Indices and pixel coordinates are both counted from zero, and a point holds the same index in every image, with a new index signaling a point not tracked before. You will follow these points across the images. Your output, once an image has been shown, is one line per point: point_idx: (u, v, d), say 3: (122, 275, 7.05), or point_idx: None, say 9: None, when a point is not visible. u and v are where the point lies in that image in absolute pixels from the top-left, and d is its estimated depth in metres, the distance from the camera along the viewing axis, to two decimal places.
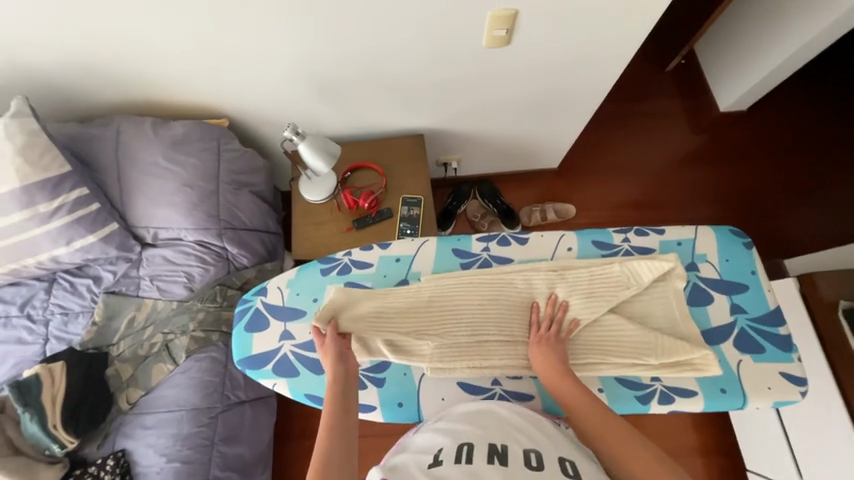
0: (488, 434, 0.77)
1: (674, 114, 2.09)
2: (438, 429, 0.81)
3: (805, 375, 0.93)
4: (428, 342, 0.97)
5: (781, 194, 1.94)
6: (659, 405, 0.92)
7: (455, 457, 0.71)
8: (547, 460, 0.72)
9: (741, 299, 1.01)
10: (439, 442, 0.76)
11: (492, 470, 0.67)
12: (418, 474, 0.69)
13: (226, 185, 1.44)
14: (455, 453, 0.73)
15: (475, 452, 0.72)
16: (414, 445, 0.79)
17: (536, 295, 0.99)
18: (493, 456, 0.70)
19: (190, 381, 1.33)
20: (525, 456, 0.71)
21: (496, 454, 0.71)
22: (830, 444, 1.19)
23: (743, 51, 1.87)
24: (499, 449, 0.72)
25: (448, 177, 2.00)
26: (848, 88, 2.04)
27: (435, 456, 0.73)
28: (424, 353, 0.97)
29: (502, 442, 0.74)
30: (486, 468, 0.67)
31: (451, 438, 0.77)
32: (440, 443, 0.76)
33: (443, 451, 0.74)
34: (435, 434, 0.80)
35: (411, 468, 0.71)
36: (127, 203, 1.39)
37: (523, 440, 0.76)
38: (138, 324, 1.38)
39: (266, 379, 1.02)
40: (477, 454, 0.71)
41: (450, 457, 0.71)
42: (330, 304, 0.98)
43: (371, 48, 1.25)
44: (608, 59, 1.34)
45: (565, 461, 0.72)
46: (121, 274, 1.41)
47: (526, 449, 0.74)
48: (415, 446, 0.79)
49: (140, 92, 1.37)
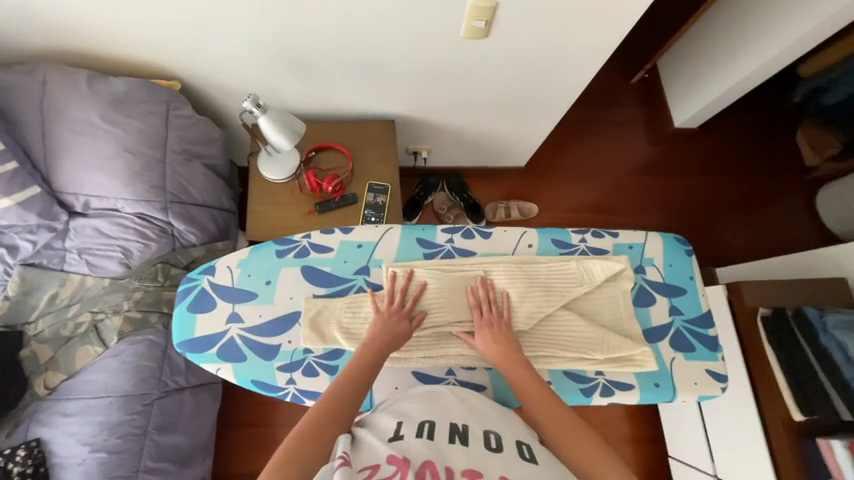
0: (452, 414, 0.77)
1: (634, 125, 2.21)
2: (402, 405, 0.81)
3: (727, 373, 1.02)
4: None
5: (719, 208, 2.13)
6: (600, 397, 0.98)
7: (416, 433, 0.71)
8: (505, 443, 0.71)
9: (679, 301, 1.09)
10: (402, 418, 0.76)
11: (453, 450, 0.66)
12: (379, 446, 0.67)
13: (175, 153, 1.31)
14: (416, 429, 0.72)
15: (437, 429, 0.72)
16: (374, 423, 0.76)
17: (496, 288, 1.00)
18: (455, 436, 0.70)
19: (122, 365, 1.21)
20: (485, 437, 0.71)
21: (458, 434, 0.71)
22: (741, 431, 1.35)
23: (699, 72, 2.01)
24: (460, 429, 0.72)
25: (418, 167, 1.98)
26: (782, 116, 2.26)
27: (395, 431, 0.72)
28: None
29: (463, 422, 0.75)
30: (448, 447, 0.67)
31: (413, 415, 0.77)
32: (402, 418, 0.76)
33: (404, 426, 0.73)
34: (397, 412, 0.79)
35: (369, 443, 0.69)
36: (52, 165, 1.23)
37: (484, 421, 0.77)
38: (62, 301, 1.24)
39: (209, 363, 0.95)
40: (438, 431, 0.71)
41: (411, 432, 0.71)
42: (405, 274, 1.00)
43: (346, 22, 1.18)
44: (579, 64, 1.38)
45: (522, 444, 0.72)
46: (43, 245, 1.25)
47: (487, 430, 0.74)
48: (375, 422, 0.77)
49: (71, 39, 1.20)
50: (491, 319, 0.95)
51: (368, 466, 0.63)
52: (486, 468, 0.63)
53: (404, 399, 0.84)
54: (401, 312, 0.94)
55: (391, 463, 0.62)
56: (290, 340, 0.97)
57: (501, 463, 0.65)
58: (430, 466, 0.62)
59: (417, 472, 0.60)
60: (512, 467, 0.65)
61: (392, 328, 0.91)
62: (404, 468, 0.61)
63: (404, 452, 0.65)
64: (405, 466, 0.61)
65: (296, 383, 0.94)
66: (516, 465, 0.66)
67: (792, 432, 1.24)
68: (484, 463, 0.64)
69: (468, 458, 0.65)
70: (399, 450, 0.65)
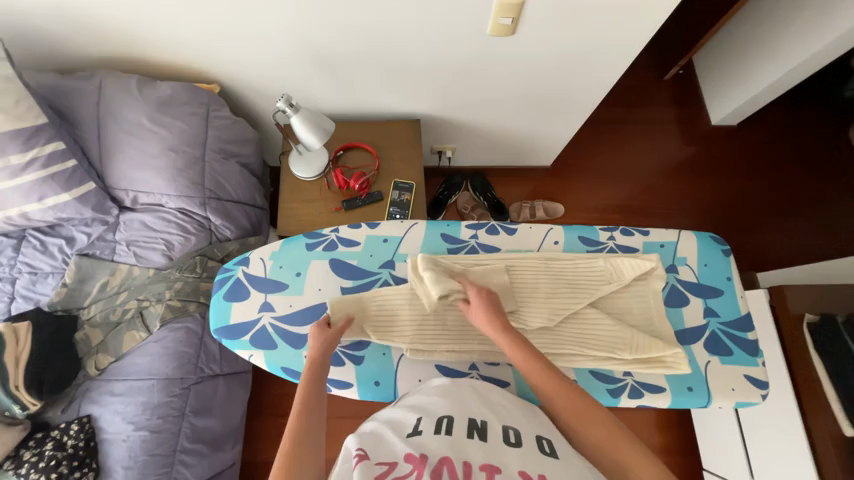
0: (470, 409, 0.77)
1: (667, 123, 2.12)
2: (421, 400, 0.81)
3: (768, 380, 0.97)
4: (411, 326, 0.98)
5: (762, 209, 2.01)
6: (628, 399, 0.95)
7: (434, 428, 0.71)
8: (524, 438, 0.70)
9: (715, 303, 1.04)
10: (421, 413, 0.76)
11: (473, 445, 0.66)
12: (397, 443, 0.68)
13: (214, 152, 1.39)
14: (434, 425, 0.72)
15: (455, 424, 0.72)
16: (390, 415, 0.77)
17: (520, 283, 1.00)
18: (473, 431, 0.70)
19: (163, 350, 1.29)
20: (504, 432, 0.70)
21: (476, 429, 0.70)
22: (785, 445, 1.27)
23: (740, 66, 1.91)
24: (478, 425, 0.72)
25: (442, 167, 1.99)
26: (833, 112, 2.11)
27: (414, 426, 0.72)
28: (405, 335, 0.98)
29: (482, 418, 0.74)
30: (467, 443, 0.67)
31: (432, 409, 0.77)
32: (422, 413, 0.76)
33: (423, 421, 0.73)
34: (417, 406, 0.79)
35: (387, 440, 0.69)
36: (106, 163, 1.33)
37: (503, 417, 0.76)
38: (112, 289, 1.33)
39: (242, 350, 1.00)
40: (456, 427, 0.71)
41: (429, 428, 0.71)
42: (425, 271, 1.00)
43: (374, 24, 1.21)
44: (609, 61, 1.35)
45: (542, 439, 0.71)
46: (96, 237, 1.36)
47: (505, 426, 0.73)
48: (392, 416, 0.77)
49: (124, 47, 1.30)
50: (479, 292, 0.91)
51: (386, 462, 0.63)
52: (505, 466, 0.63)
53: (426, 391, 0.85)
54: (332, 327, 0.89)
55: (409, 462, 0.63)
56: None
57: (520, 460, 0.65)
58: (447, 463, 0.62)
59: (434, 469, 0.61)
60: (531, 463, 0.64)
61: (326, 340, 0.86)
62: (421, 466, 0.61)
63: (421, 449, 0.65)
64: (421, 465, 0.61)
65: None
66: (536, 463, 0.64)
67: (843, 448, 1.15)
68: (503, 458, 0.64)
69: (486, 453, 0.65)
70: (416, 447, 0.65)
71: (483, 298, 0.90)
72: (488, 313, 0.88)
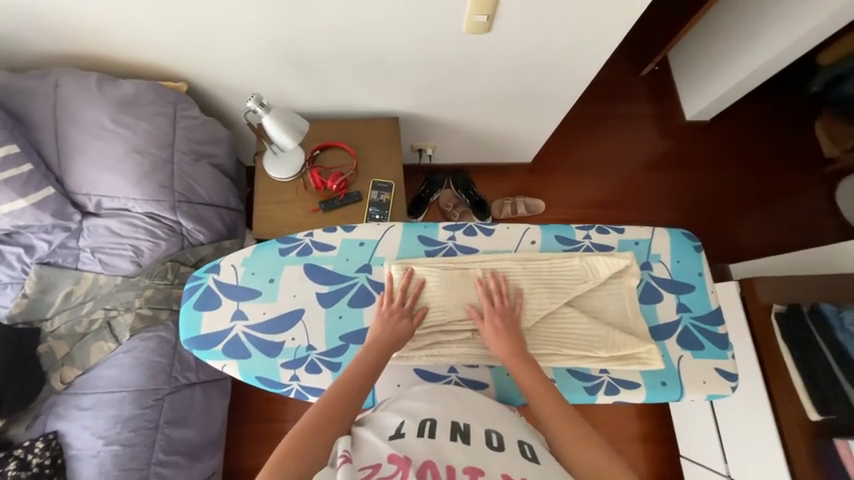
0: (452, 413, 0.76)
1: (644, 119, 2.16)
2: (405, 404, 0.80)
3: (737, 372, 0.98)
4: None
5: (736, 203, 2.08)
6: (605, 396, 0.96)
7: (417, 431, 0.70)
8: (506, 441, 0.71)
9: (687, 299, 1.05)
10: (404, 416, 0.75)
11: (454, 449, 0.65)
12: (380, 444, 0.66)
13: (183, 154, 1.34)
14: (417, 428, 0.71)
15: (438, 428, 0.71)
16: (373, 420, 0.76)
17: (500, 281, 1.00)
18: (456, 434, 0.69)
19: (135, 361, 1.25)
20: (487, 435, 0.70)
21: (459, 432, 0.70)
22: (756, 430, 1.33)
23: (713, 63, 1.95)
24: (462, 428, 0.71)
25: (423, 165, 1.98)
26: (799, 107, 2.19)
27: (396, 429, 0.71)
28: None
29: (465, 421, 0.74)
30: (449, 446, 0.66)
31: (414, 413, 0.76)
32: (405, 416, 0.75)
33: (405, 425, 0.72)
34: (400, 409, 0.78)
35: (371, 442, 0.67)
36: (65, 166, 1.26)
37: (485, 421, 0.76)
38: (76, 299, 1.27)
39: (215, 360, 0.95)
40: (439, 430, 0.70)
41: (412, 431, 0.70)
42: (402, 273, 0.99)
43: (346, 20, 1.18)
44: (585, 58, 1.36)
45: (524, 443, 0.71)
46: (58, 244, 1.29)
47: (488, 429, 0.73)
48: (375, 421, 0.76)
49: (81, 43, 1.23)
50: (502, 312, 0.94)
51: (369, 465, 0.62)
52: (487, 466, 0.63)
53: (408, 398, 0.83)
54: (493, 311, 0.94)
55: (393, 462, 0.61)
56: (294, 338, 0.96)
57: (502, 463, 0.64)
58: (431, 465, 0.61)
59: (417, 470, 0.60)
60: (513, 466, 0.64)
61: (397, 326, 0.91)
62: (406, 467, 0.60)
63: (406, 451, 0.64)
64: (407, 465, 0.60)
65: (299, 380, 0.93)
66: (517, 465, 0.65)
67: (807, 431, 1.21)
68: (486, 461, 0.64)
69: (469, 456, 0.64)
70: (400, 449, 0.64)
71: (504, 323, 0.93)
72: (502, 336, 0.91)
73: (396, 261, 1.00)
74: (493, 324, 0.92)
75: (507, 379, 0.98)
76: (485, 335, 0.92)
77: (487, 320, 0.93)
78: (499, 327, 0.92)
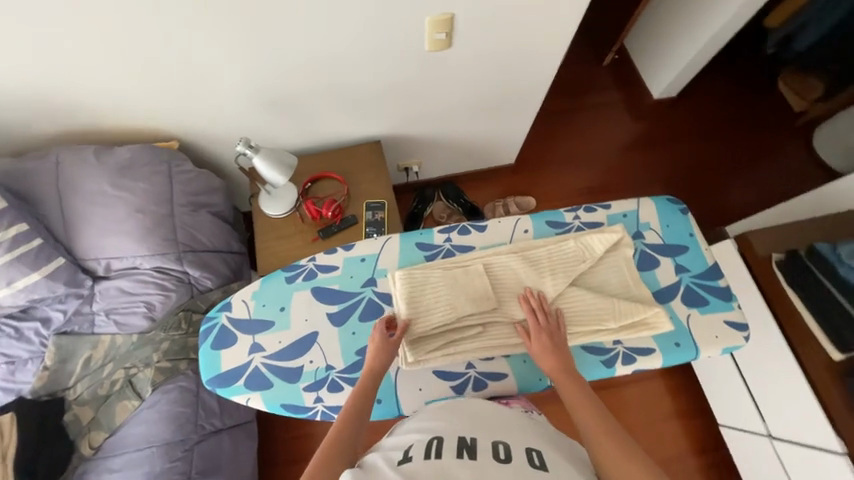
0: (459, 429, 0.77)
1: (614, 104, 2.26)
2: (414, 426, 0.81)
3: (746, 321, 1.00)
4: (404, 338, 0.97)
5: (718, 168, 2.14)
6: (623, 367, 0.97)
7: (424, 453, 0.70)
8: (514, 452, 0.72)
9: (684, 260, 1.08)
10: (413, 439, 0.76)
11: (461, 466, 0.66)
12: (387, 472, 0.67)
13: (182, 206, 1.40)
14: (425, 449, 0.72)
15: (445, 446, 0.72)
16: (384, 445, 0.78)
17: (522, 277, 1.03)
18: (463, 450, 0.70)
19: (159, 415, 1.25)
20: (494, 448, 0.71)
21: (466, 448, 0.71)
22: (785, 381, 1.33)
23: (668, 41, 2.06)
24: (469, 443, 0.73)
25: (412, 182, 2.04)
26: (757, 68, 2.30)
27: (404, 453, 0.72)
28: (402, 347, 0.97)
29: (472, 436, 0.75)
30: (455, 464, 0.66)
31: (423, 433, 0.77)
32: (412, 440, 0.76)
33: (413, 448, 0.73)
34: (409, 433, 0.79)
35: (380, 469, 0.69)
36: (73, 236, 1.31)
37: (493, 432, 0.77)
38: (96, 363, 1.30)
39: (239, 396, 0.96)
40: (446, 448, 0.71)
41: (419, 453, 0.70)
42: (407, 283, 1.00)
43: (318, 57, 1.27)
44: (543, 55, 1.47)
45: (532, 451, 0.72)
46: (73, 312, 1.32)
47: (495, 441, 0.74)
48: (387, 446, 0.78)
49: (77, 118, 1.32)
50: (549, 328, 0.94)
51: None
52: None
53: (418, 419, 0.84)
54: (543, 328, 0.94)
55: None
56: (311, 361, 0.97)
57: (509, 474, 0.65)
58: None
59: None
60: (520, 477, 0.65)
61: (380, 349, 0.90)
62: None
63: (411, 476, 0.65)
64: None
65: (323, 400, 0.94)
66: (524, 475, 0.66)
67: (834, 374, 1.24)
68: (492, 474, 0.65)
69: (475, 473, 0.65)
70: (406, 474, 0.65)
71: (552, 338, 0.92)
72: (550, 349, 0.90)
73: (400, 271, 1.02)
74: (541, 341, 0.92)
75: (524, 366, 1.00)
76: (533, 351, 0.93)
77: (534, 339, 0.93)
78: (548, 344, 0.91)
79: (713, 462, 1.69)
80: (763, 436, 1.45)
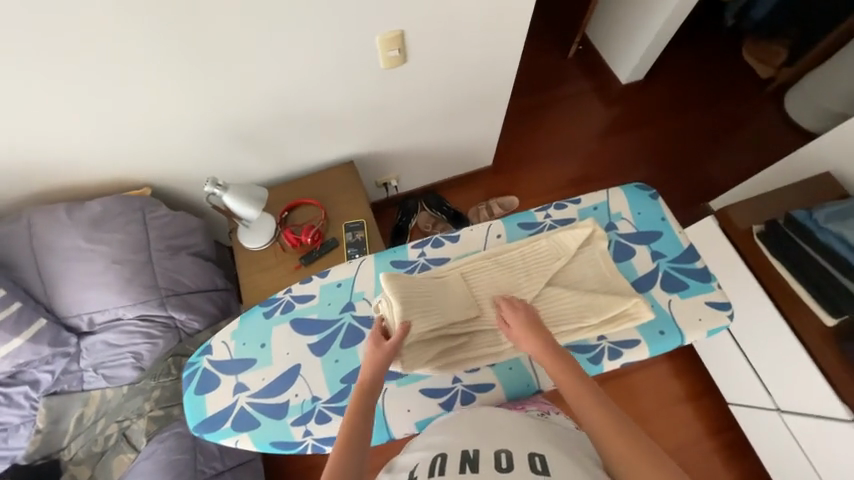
0: (463, 442, 0.77)
1: (584, 94, 2.27)
2: (426, 442, 0.81)
3: (727, 300, 1.00)
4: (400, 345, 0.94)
5: (693, 144, 2.14)
6: (610, 362, 0.96)
7: (428, 471, 0.71)
8: (517, 460, 0.71)
9: (658, 245, 1.07)
10: (420, 458, 0.77)
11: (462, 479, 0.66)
12: None
13: (160, 251, 1.39)
14: (429, 467, 0.72)
15: (448, 462, 0.72)
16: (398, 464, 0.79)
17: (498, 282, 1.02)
18: (465, 463, 0.70)
19: (156, 466, 1.23)
20: (495, 457, 0.71)
21: (468, 461, 0.71)
22: (784, 352, 1.32)
23: (627, 26, 2.08)
24: (471, 455, 0.72)
25: (392, 196, 2.05)
26: (719, 42, 2.32)
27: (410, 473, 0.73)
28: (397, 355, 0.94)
29: (475, 447, 0.75)
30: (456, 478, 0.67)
31: (430, 450, 0.78)
32: (419, 459, 0.77)
33: (419, 467, 0.74)
34: (419, 450, 0.80)
35: None
36: (53, 295, 1.31)
37: (496, 441, 0.76)
38: (89, 420, 1.29)
39: (227, 439, 0.94)
40: (449, 464, 0.71)
41: (423, 472, 0.71)
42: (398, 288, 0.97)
43: (276, 88, 1.29)
44: (500, 57, 1.49)
45: (535, 456, 0.71)
46: (61, 372, 1.31)
47: (497, 450, 0.73)
48: (401, 464, 0.78)
49: (47, 177, 1.33)
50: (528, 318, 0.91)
51: None
52: None
53: (431, 433, 0.85)
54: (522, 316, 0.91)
55: None
56: (297, 394, 0.96)
57: None
58: None
59: None
60: None
61: (377, 359, 0.84)
62: None
63: None
64: None
65: (312, 433, 0.93)
66: None
67: (829, 339, 1.24)
68: None
69: None
70: None
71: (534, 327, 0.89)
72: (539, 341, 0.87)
73: (387, 274, 0.97)
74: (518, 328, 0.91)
75: (510, 373, 0.98)
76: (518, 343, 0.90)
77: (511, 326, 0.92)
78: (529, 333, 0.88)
79: (730, 443, 1.65)
80: (772, 410, 1.43)
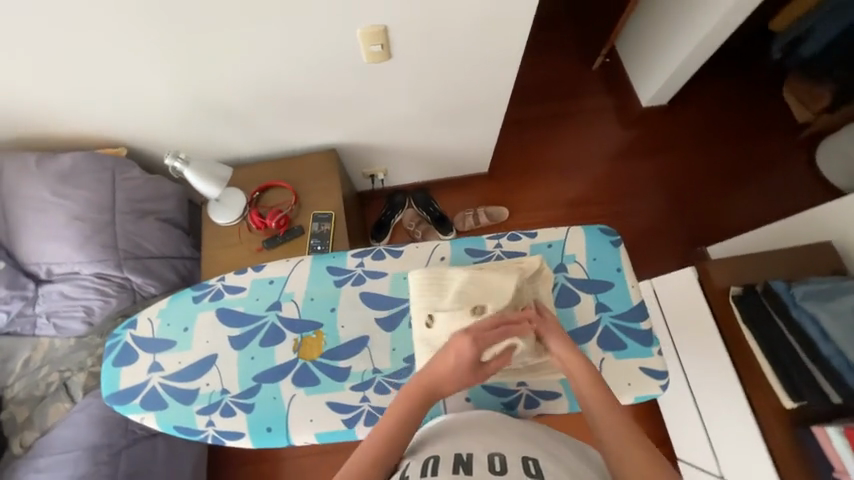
0: (455, 446, 0.75)
1: (598, 111, 2.14)
2: (425, 444, 0.78)
3: (664, 369, 0.95)
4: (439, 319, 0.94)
5: (703, 184, 2.00)
6: (525, 409, 0.98)
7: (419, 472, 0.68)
8: (511, 463, 0.69)
9: (605, 297, 1.01)
10: (409, 460, 0.74)
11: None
12: None
13: (124, 213, 1.40)
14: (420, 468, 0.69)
15: (441, 463, 0.69)
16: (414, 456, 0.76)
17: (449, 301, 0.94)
18: (459, 466, 0.68)
19: (89, 418, 1.29)
20: (489, 460, 0.69)
21: (462, 464, 0.68)
22: (734, 424, 1.24)
23: (656, 47, 1.93)
24: (464, 457, 0.69)
25: (378, 189, 2.00)
26: (758, 76, 2.13)
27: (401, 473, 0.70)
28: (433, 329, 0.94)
29: (467, 451, 0.72)
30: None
31: (419, 453, 0.75)
32: (413, 459, 0.74)
33: (409, 469, 0.70)
34: (419, 451, 0.76)
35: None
36: (16, 241, 1.35)
37: (486, 446, 0.74)
38: (35, 364, 1.34)
39: (133, 413, 0.97)
40: (442, 465, 0.69)
41: (415, 472, 0.68)
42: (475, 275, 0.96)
43: (252, 68, 1.25)
44: (497, 66, 1.39)
45: (528, 459, 0.70)
46: (16, 314, 1.35)
47: (490, 453, 0.71)
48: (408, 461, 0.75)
49: (23, 125, 1.34)
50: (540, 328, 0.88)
51: None
52: None
53: (427, 435, 0.81)
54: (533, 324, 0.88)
55: None
56: (208, 383, 0.98)
57: None
58: None
59: None
60: None
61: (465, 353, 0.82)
62: None
63: None
64: None
65: (214, 424, 0.95)
66: None
67: (786, 419, 1.14)
68: None
69: None
70: None
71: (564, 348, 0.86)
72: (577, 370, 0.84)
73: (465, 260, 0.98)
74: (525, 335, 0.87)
75: None
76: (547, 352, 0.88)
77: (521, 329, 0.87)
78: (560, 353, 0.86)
79: None
80: (714, 477, 1.37)
